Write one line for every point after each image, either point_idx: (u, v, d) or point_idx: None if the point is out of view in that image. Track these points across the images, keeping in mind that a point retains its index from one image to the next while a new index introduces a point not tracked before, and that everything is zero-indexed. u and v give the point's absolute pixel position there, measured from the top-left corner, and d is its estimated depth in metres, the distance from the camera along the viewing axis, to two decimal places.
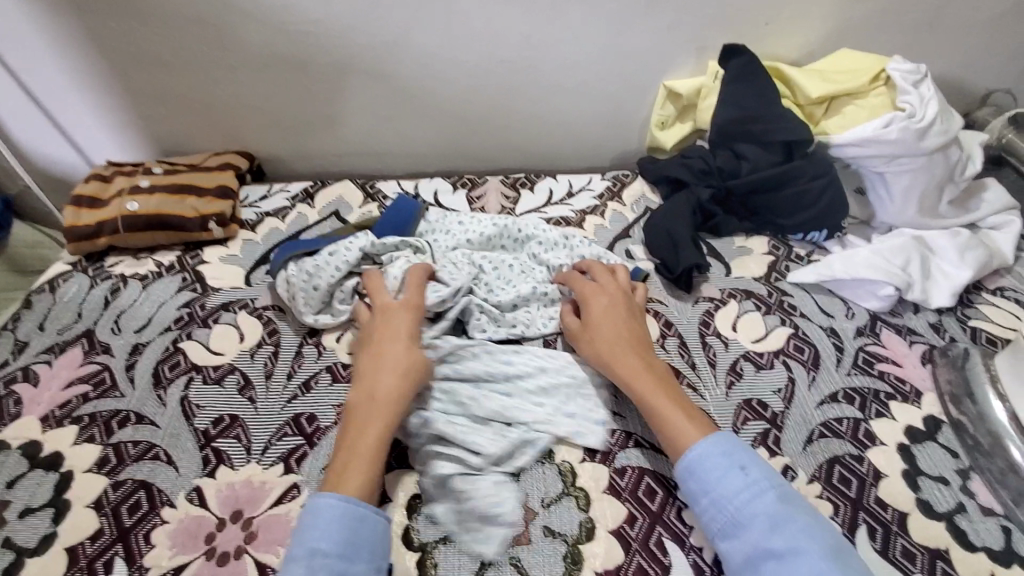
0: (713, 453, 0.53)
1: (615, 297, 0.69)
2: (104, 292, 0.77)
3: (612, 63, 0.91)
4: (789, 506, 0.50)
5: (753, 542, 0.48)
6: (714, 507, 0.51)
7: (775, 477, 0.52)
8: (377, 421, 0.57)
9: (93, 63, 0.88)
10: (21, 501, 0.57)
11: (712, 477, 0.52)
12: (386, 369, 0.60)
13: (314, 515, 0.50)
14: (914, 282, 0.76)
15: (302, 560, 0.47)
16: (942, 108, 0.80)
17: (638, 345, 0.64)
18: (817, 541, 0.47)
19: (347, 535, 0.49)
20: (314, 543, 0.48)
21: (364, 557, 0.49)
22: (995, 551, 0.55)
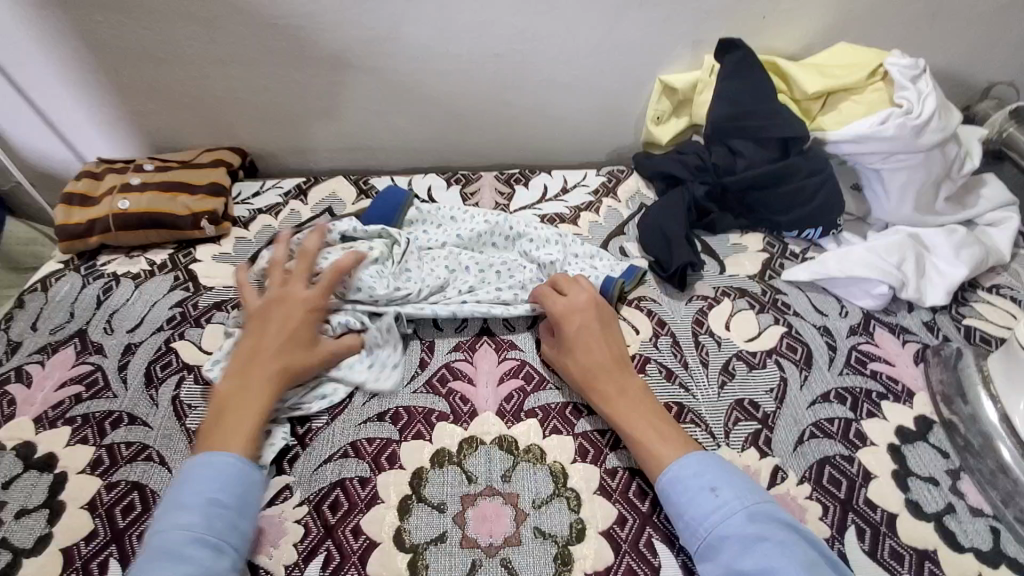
0: (684, 474, 0.53)
1: (594, 312, 0.66)
2: (97, 292, 0.77)
3: (606, 57, 0.90)
4: (761, 524, 0.49)
5: (726, 563, 0.48)
6: (689, 530, 0.52)
7: (750, 494, 0.51)
8: (247, 407, 0.56)
9: (81, 58, 0.87)
10: (16, 502, 0.57)
11: (683, 500, 0.53)
12: (269, 356, 0.60)
13: (206, 470, 0.51)
14: (908, 281, 0.75)
15: (198, 508, 0.49)
16: (941, 104, 0.78)
17: (614, 364, 0.63)
18: (790, 557, 0.46)
19: (243, 491, 0.52)
20: (212, 495, 0.50)
21: (253, 515, 0.52)
22: (983, 552, 0.55)
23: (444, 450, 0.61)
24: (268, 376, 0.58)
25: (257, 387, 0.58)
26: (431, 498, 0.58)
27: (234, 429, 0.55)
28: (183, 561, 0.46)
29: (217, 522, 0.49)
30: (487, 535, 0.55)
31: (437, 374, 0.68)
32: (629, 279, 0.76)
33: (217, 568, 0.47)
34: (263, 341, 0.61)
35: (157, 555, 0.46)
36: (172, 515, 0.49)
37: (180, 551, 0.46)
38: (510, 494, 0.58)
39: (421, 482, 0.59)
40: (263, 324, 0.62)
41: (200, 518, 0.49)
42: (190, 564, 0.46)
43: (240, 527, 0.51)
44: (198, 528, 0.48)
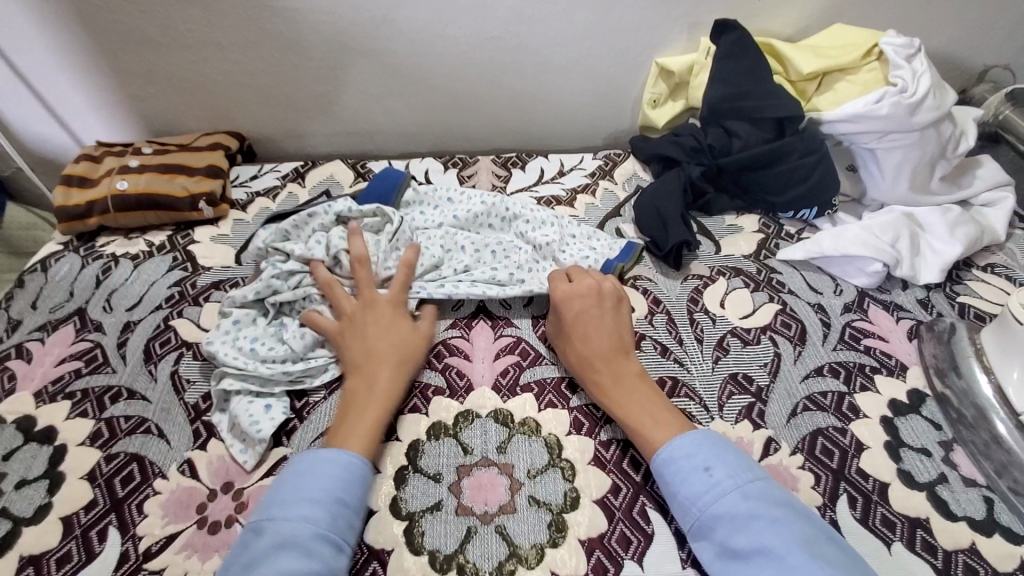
0: (677, 455, 0.53)
1: (596, 299, 0.66)
2: (96, 272, 0.78)
3: (602, 40, 0.90)
4: (754, 502, 0.49)
5: (720, 542, 0.49)
6: (684, 509, 0.52)
7: (742, 472, 0.51)
8: (380, 403, 0.58)
9: (80, 42, 0.87)
10: (16, 473, 0.58)
11: (676, 479, 0.53)
12: (385, 356, 0.62)
13: (330, 467, 0.53)
14: (902, 258, 0.76)
15: (323, 504, 0.50)
16: (935, 83, 0.78)
17: (617, 351, 0.63)
18: (784, 534, 0.46)
19: (363, 494, 0.53)
20: (337, 493, 0.51)
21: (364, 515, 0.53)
22: (975, 520, 0.56)
23: (440, 423, 0.61)
24: (388, 373, 0.61)
25: (385, 384, 0.60)
26: (427, 468, 0.58)
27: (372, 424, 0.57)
28: (309, 553, 0.46)
29: (339, 521, 0.50)
30: (482, 504, 0.56)
31: (433, 350, 0.68)
32: (626, 258, 0.77)
33: (335, 567, 0.47)
34: (369, 345, 0.62)
35: (282, 544, 0.47)
36: (296, 508, 0.50)
37: (308, 543, 0.47)
38: (505, 464, 0.59)
39: (417, 453, 0.59)
40: (355, 330, 0.64)
41: (327, 514, 0.50)
42: (316, 558, 0.46)
43: (355, 528, 0.51)
44: (323, 525, 0.49)
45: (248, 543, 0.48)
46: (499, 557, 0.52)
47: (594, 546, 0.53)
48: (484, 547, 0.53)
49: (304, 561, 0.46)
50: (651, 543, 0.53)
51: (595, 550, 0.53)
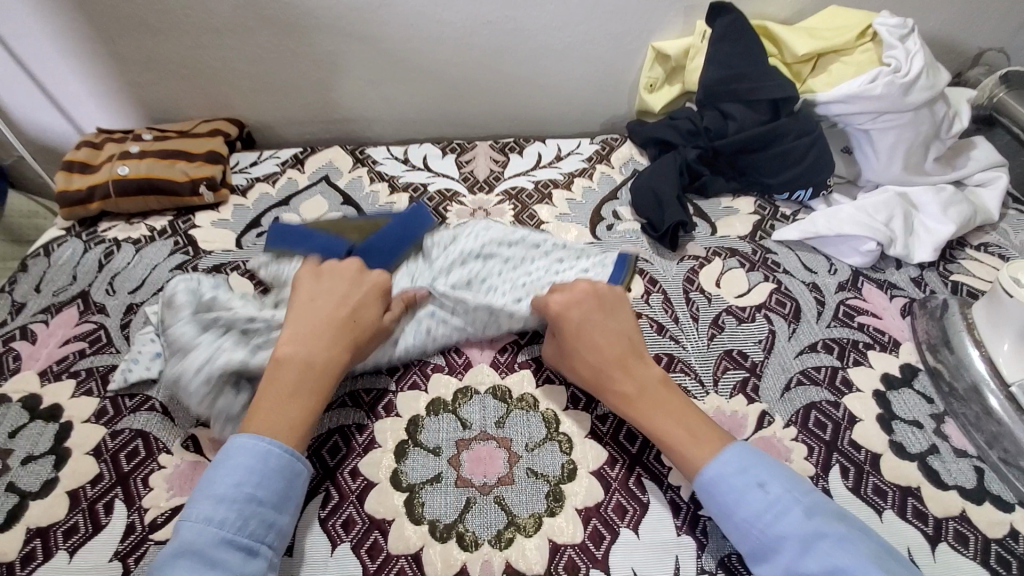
0: (729, 473, 0.51)
1: (595, 300, 0.62)
2: (99, 256, 0.78)
3: (597, 24, 0.91)
4: (818, 519, 0.47)
5: (787, 565, 0.47)
6: (742, 531, 0.49)
7: (797, 486, 0.50)
8: (310, 396, 0.55)
9: (80, 29, 0.88)
10: (23, 449, 0.59)
11: (732, 499, 0.50)
12: (334, 329, 0.59)
13: (244, 456, 0.50)
14: (895, 237, 0.76)
15: (226, 505, 0.48)
16: (929, 63, 0.79)
17: (633, 352, 0.59)
18: (854, 553, 0.45)
19: (280, 488, 0.50)
20: (248, 491, 0.49)
21: (288, 509, 0.51)
22: (966, 489, 0.57)
23: (439, 399, 0.62)
24: (321, 352, 0.57)
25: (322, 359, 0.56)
26: (427, 442, 0.59)
27: (294, 407, 0.54)
28: (214, 564, 0.45)
29: (251, 523, 0.48)
30: (481, 475, 0.57)
31: None
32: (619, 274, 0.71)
33: (249, 571, 0.46)
34: (321, 311, 0.60)
35: (183, 553, 0.45)
36: (201, 511, 0.48)
37: (209, 554, 0.45)
38: (504, 438, 0.60)
39: (417, 428, 0.60)
40: (312, 307, 0.60)
41: (236, 516, 0.48)
42: (221, 567, 0.45)
43: (275, 524, 0.49)
44: (230, 528, 0.47)
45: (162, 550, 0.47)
46: (498, 526, 0.53)
47: (591, 515, 0.54)
48: (483, 517, 0.54)
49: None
50: (646, 512, 0.54)
51: (591, 518, 0.54)
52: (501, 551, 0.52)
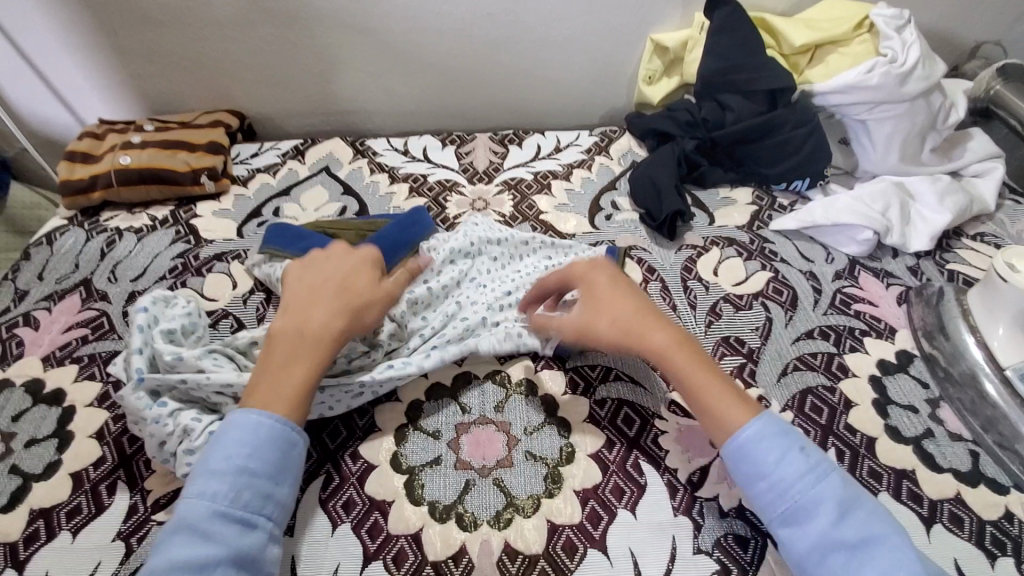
0: (768, 434, 0.49)
1: (604, 268, 0.60)
2: (101, 245, 0.79)
3: (596, 16, 0.91)
4: (854, 489, 0.47)
5: (822, 530, 0.45)
6: (777, 492, 0.47)
7: (831, 457, 0.49)
8: (305, 363, 0.53)
9: (81, 20, 0.88)
10: (26, 432, 0.60)
11: (770, 461, 0.48)
12: (325, 301, 0.57)
13: (237, 431, 0.49)
14: (892, 227, 0.77)
15: (222, 478, 0.46)
16: (925, 54, 0.80)
17: (643, 313, 0.56)
18: (885, 524, 0.45)
19: (277, 459, 0.49)
20: (240, 463, 0.47)
21: (285, 480, 0.49)
22: (961, 472, 0.57)
23: (439, 384, 0.63)
24: (317, 324, 0.55)
25: (316, 327, 0.55)
26: (427, 426, 0.60)
27: (294, 381, 0.52)
28: (209, 538, 0.44)
29: (242, 495, 0.46)
30: (480, 458, 0.57)
31: None
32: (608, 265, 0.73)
33: (245, 544, 0.45)
34: (313, 287, 0.59)
35: (181, 529, 0.44)
36: (197, 487, 0.46)
37: (205, 528, 0.44)
38: (502, 422, 0.60)
39: (418, 412, 0.61)
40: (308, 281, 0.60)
41: (229, 490, 0.46)
42: (216, 542, 0.44)
43: (273, 495, 0.48)
44: (225, 500, 0.45)
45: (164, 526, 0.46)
46: (496, 507, 0.54)
47: (589, 496, 0.55)
48: (481, 498, 0.55)
49: (205, 549, 0.43)
50: (643, 493, 0.55)
51: (589, 499, 0.55)
52: (500, 531, 0.53)
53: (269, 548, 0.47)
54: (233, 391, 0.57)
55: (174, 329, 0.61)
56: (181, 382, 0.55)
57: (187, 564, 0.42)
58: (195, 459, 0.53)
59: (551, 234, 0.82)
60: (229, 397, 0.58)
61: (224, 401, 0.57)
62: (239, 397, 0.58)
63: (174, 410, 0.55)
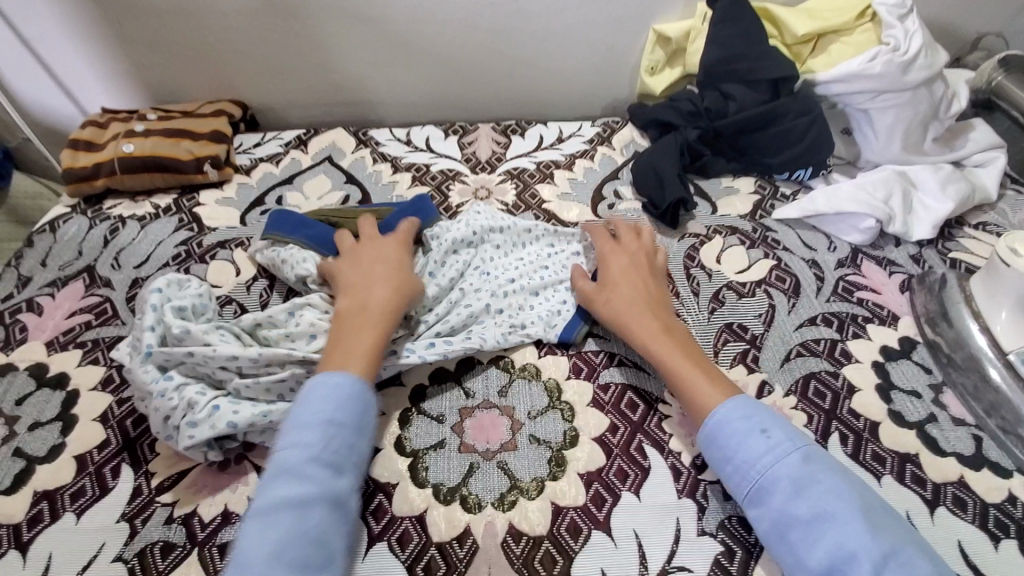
0: (731, 418, 0.51)
1: (625, 258, 0.67)
2: (104, 232, 0.79)
3: (599, 6, 0.92)
4: (815, 465, 0.48)
5: (779, 507, 0.47)
6: (738, 474, 0.50)
7: (798, 436, 0.50)
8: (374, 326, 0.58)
9: (84, 9, 0.88)
10: (30, 416, 0.60)
11: (732, 443, 0.50)
12: (382, 280, 0.63)
13: (322, 389, 0.52)
14: (894, 215, 0.77)
15: (314, 429, 0.50)
16: (927, 43, 0.80)
17: (646, 305, 0.62)
18: (846, 500, 0.46)
19: (358, 413, 0.52)
20: (329, 416, 0.51)
21: (368, 435, 0.53)
22: (964, 456, 0.57)
23: (442, 369, 0.63)
24: (378, 298, 0.61)
25: (381, 296, 0.61)
26: (431, 410, 0.60)
27: (367, 344, 0.57)
28: (305, 481, 0.47)
29: (332, 444, 0.50)
30: (484, 441, 0.57)
31: None
32: None
33: (336, 488, 0.48)
34: (371, 265, 0.65)
35: (279, 475, 0.48)
36: (290, 437, 0.49)
37: (301, 471, 0.48)
38: (506, 406, 0.60)
39: (421, 396, 0.61)
40: (362, 260, 0.66)
41: (319, 439, 0.49)
42: (312, 484, 0.47)
43: (357, 447, 0.51)
44: (317, 449, 0.49)
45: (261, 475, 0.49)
46: (501, 489, 0.54)
47: (592, 479, 0.55)
48: (486, 480, 0.55)
49: (303, 491, 0.47)
50: (647, 476, 0.55)
51: (593, 482, 0.55)
52: (504, 513, 0.53)
53: (352, 494, 0.50)
54: (239, 368, 0.58)
55: (185, 306, 0.61)
56: (189, 356, 0.56)
57: (290, 503, 0.46)
58: (198, 434, 0.53)
59: (554, 223, 0.82)
60: (235, 373, 0.58)
61: (230, 377, 0.57)
62: (245, 373, 0.58)
63: (179, 385, 0.55)
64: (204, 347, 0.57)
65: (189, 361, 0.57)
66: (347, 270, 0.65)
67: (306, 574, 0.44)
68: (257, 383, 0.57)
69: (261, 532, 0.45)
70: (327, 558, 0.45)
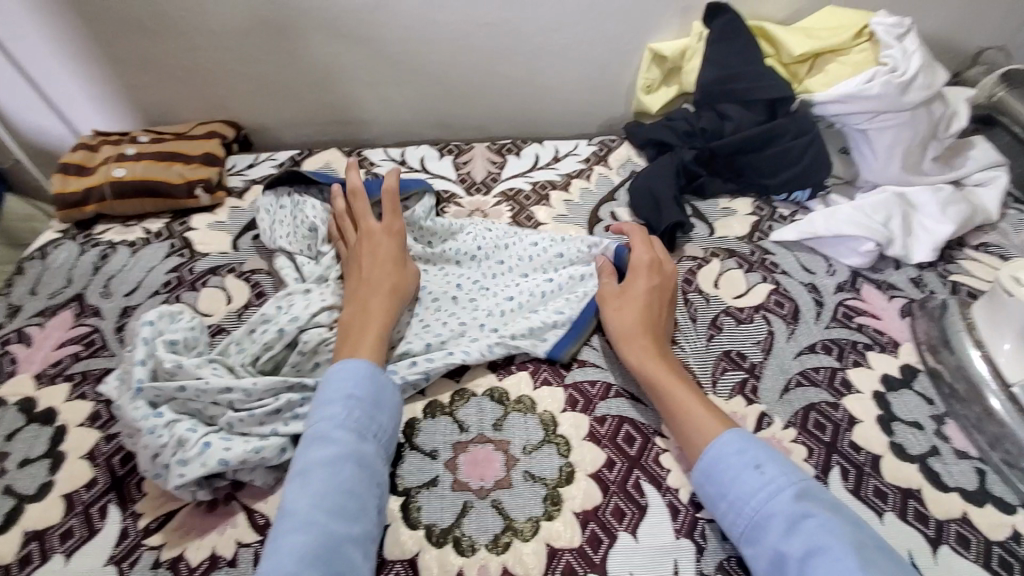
0: (726, 452, 0.51)
1: (649, 278, 0.66)
2: (94, 258, 0.78)
3: (594, 25, 0.91)
4: (807, 502, 0.47)
5: (773, 545, 0.46)
6: (732, 512, 0.49)
7: (793, 471, 0.50)
8: (376, 318, 0.62)
9: (75, 31, 0.88)
10: (18, 453, 0.59)
11: (725, 479, 0.50)
12: (379, 279, 0.65)
13: (342, 374, 0.56)
14: (894, 238, 0.76)
15: (339, 403, 0.53)
16: (926, 63, 0.79)
17: (653, 333, 0.62)
18: (837, 536, 0.44)
19: (377, 389, 0.56)
20: (351, 390, 0.54)
21: (389, 410, 0.56)
22: (968, 491, 0.56)
23: (435, 402, 0.62)
24: (383, 295, 0.64)
25: (380, 293, 0.64)
26: (423, 445, 0.59)
27: (376, 335, 0.60)
28: (332, 444, 0.51)
29: (356, 414, 0.53)
30: (478, 479, 0.56)
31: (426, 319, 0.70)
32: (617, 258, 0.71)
33: (362, 451, 0.51)
34: (372, 262, 0.67)
35: (311, 442, 0.51)
36: (320, 411, 0.53)
37: (328, 435, 0.51)
38: (501, 441, 0.59)
39: (413, 431, 0.60)
40: (360, 258, 0.68)
41: (344, 411, 0.53)
42: (338, 447, 0.50)
43: (380, 419, 0.54)
44: (343, 419, 0.52)
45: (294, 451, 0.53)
46: (495, 530, 0.53)
47: (589, 518, 0.54)
48: (480, 521, 0.54)
49: (331, 452, 0.50)
50: (644, 515, 0.54)
51: (589, 521, 0.54)
52: (498, 556, 0.52)
53: (378, 461, 0.52)
54: (230, 401, 0.57)
55: (176, 339, 0.60)
56: (181, 391, 0.55)
57: (321, 466, 0.49)
58: (184, 476, 0.52)
59: None
60: (227, 408, 0.57)
61: (222, 412, 0.56)
62: (237, 406, 0.57)
63: (170, 421, 0.54)
64: (196, 381, 0.56)
65: (181, 396, 0.56)
66: (354, 271, 0.68)
67: (343, 522, 0.47)
68: (250, 416, 0.56)
69: (300, 489, 0.48)
70: (359, 510, 0.48)
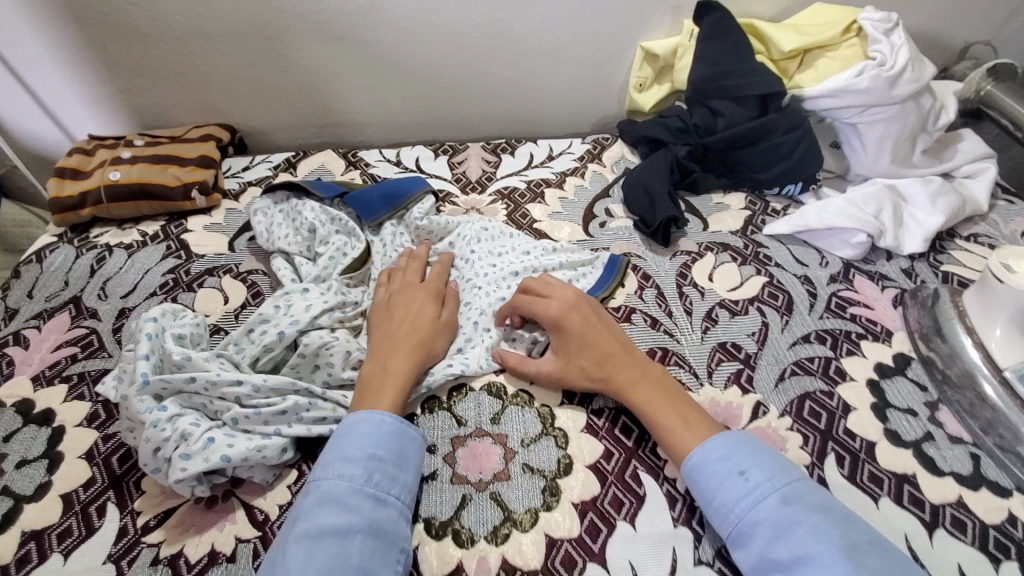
0: (710, 460, 0.51)
1: (562, 318, 0.62)
2: (91, 261, 0.78)
3: (586, 25, 0.92)
4: (795, 507, 0.47)
5: (760, 550, 0.46)
6: (719, 516, 0.50)
7: (780, 475, 0.49)
8: (396, 373, 0.58)
9: (71, 37, 0.88)
10: (16, 454, 0.59)
11: (711, 485, 0.51)
12: (407, 333, 0.62)
13: (360, 427, 0.54)
14: (885, 229, 0.77)
15: (359, 462, 0.51)
16: (914, 56, 0.80)
17: (609, 369, 0.59)
18: (827, 542, 0.44)
19: (398, 447, 0.54)
20: (371, 450, 0.52)
21: (412, 468, 0.54)
22: (963, 476, 0.57)
23: (433, 398, 0.62)
24: (405, 348, 0.60)
25: (403, 349, 0.60)
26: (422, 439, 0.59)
27: (397, 388, 0.57)
28: (346, 509, 0.48)
29: (375, 477, 0.51)
30: (477, 472, 0.56)
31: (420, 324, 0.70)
32: (611, 270, 0.74)
33: (377, 518, 0.49)
34: (399, 317, 0.64)
35: (322, 502, 0.48)
36: (332, 466, 0.51)
37: (343, 499, 0.49)
38: (499, 434, 0.59)
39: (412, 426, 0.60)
40: (387, 308, 0.66)
41: (361, 472, 0.50)
42: (354, 513, 0.48)
43: (400, 480, 0.52)
44: (361, 481, 0.50)
45: (298, 502, 0.50)
46: (494, 522, 0.53)
47: (587, 508, 0.54)
48: (479, 513, 0.54)
49: (344, 519, 0.47)
50: (642, 504, 0.54)
51: (588, 511, 0.54)
52: (497, 547, 0.52)
53: (400, 524, 0.50)
54: (238, 396, 0.57)
55: (184, 333, 0.61)
56: (189, 382, 0.55)
57: (331, 531, 0.46)
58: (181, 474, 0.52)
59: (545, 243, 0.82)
60: (233, 403, 0.57)
61: (227, 407, 0.56)
62: (244, 402, 0.57)
63: (173, 415, 0.54)
64: (206, 373, 0.57)
65: (188, 388, 0.56)
66: (375, 321, 0.65)
67: None
68: (256, 414, 0.56)
69: (303, 555, 0.45)
70: None
